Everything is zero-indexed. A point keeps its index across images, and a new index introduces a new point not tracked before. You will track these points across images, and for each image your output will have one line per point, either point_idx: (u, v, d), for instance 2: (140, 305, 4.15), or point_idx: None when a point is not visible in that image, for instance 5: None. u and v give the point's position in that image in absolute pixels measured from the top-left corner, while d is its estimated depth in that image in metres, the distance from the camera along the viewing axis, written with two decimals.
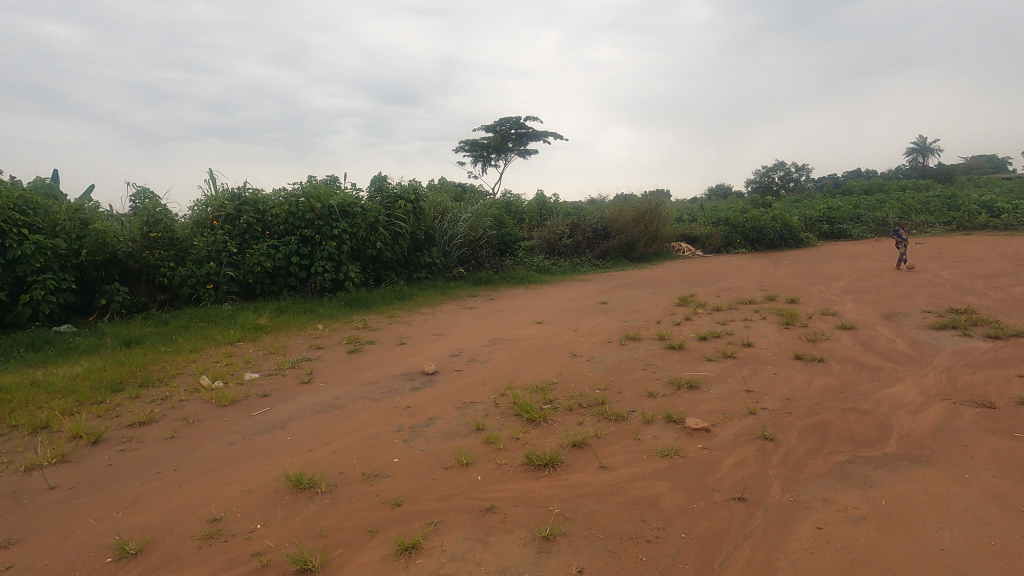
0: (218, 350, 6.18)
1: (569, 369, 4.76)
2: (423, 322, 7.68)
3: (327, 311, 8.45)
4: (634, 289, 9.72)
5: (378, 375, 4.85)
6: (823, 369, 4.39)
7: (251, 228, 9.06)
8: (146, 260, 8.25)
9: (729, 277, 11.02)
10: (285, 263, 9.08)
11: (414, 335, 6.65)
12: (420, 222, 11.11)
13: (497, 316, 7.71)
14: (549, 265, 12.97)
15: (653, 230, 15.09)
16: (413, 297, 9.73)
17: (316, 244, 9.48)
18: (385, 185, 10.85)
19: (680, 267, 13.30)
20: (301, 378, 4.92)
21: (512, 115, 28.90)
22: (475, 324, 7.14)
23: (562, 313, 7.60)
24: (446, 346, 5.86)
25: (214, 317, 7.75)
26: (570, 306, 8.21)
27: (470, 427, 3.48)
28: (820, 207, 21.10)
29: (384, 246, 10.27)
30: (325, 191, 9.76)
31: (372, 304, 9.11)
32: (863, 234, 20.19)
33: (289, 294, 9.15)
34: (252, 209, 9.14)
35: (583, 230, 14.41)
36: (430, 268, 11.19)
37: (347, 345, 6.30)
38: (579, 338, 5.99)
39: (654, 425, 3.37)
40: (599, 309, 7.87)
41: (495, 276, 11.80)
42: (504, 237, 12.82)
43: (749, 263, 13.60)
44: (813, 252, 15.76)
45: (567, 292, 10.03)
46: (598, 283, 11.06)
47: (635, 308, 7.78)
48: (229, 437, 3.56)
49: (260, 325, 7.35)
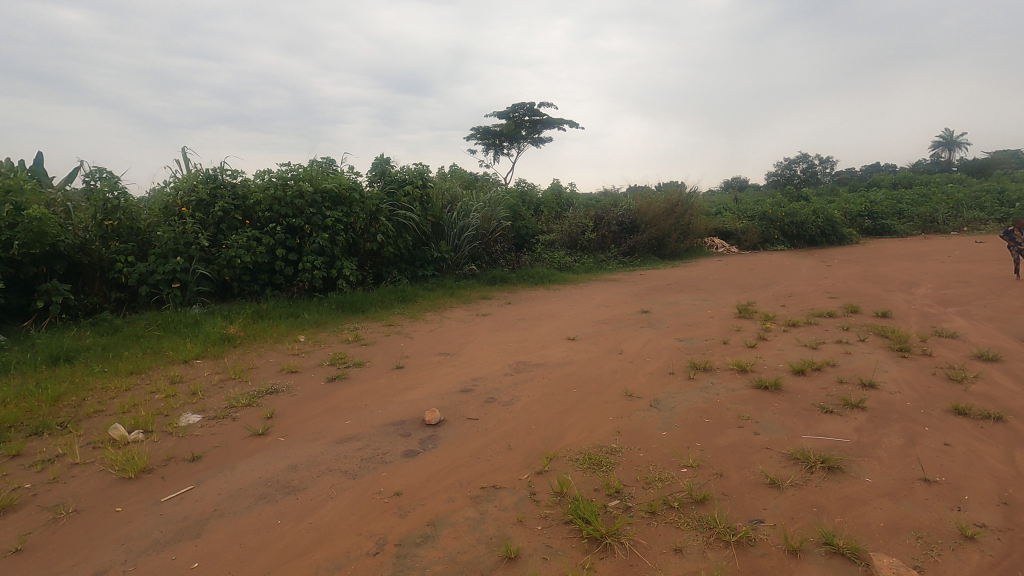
0: (163, 374, 4.83)
1: (631, 423, 3.36)
2: (429, 335, 6.32)
3: (313, 316, 7.11)
4: (676, 294, 8.28)
5: (361, 426, 3.48)
6: (1016, 437, 2.96)
7: (229, 216, 7.73)
8: (99, 254, 6.95)
9: (781, 280, 9.55)
10: (268, 259, 7.74)
11: (415, 355, 5.28)
12: (428, 212, 9.75)
13: (516, 328, 6.33)
14: (571, 262, 11.55)
15: (684, 225, 13.64)
16: (416, 300, 8.36)
17: (306, 237, 8.12)
18: (388, 170, 9.48)
19: (718, 267, 11.82)
20: (255, 425, 3.55)
21: (524, 101, 27.33)
22: (490, 339, 5.78)
23: (598, 326, 6.20)
24: (455, 376, 4.48)
25: (175, 324, 6.41)
26: (604, 316, 6.78)
27: (499, 554, 2.12)
28: (860, 202, 19.47)
29: (385, 239, 8.91)
30: (317, 175, 8.40)
31: (368, 307, 7.76)
32: (909, 230, 18.59)
33: (272, 294, 7.81)
34: (229, 194, 7.78)
35: (608, 223, 12.94)
36: (437, 266, 9.82)
37: (329, 368, 4.94)
38: (630, 366, 4.58)
39: (811, 565, 1.98)
40: (642, 321, 6.44)
41: (511, 274, 10.40)
42: (520, 230, 11.62)
43: (797, 264, 12.11)
44: (861, 252, 14.21)
45: (597, 296, 8.61)
46: (630, 285, 9.64)
47: (688, 321, 6.35)
48: (105, 559, 2.21)
49: (226, 335, 6.02)
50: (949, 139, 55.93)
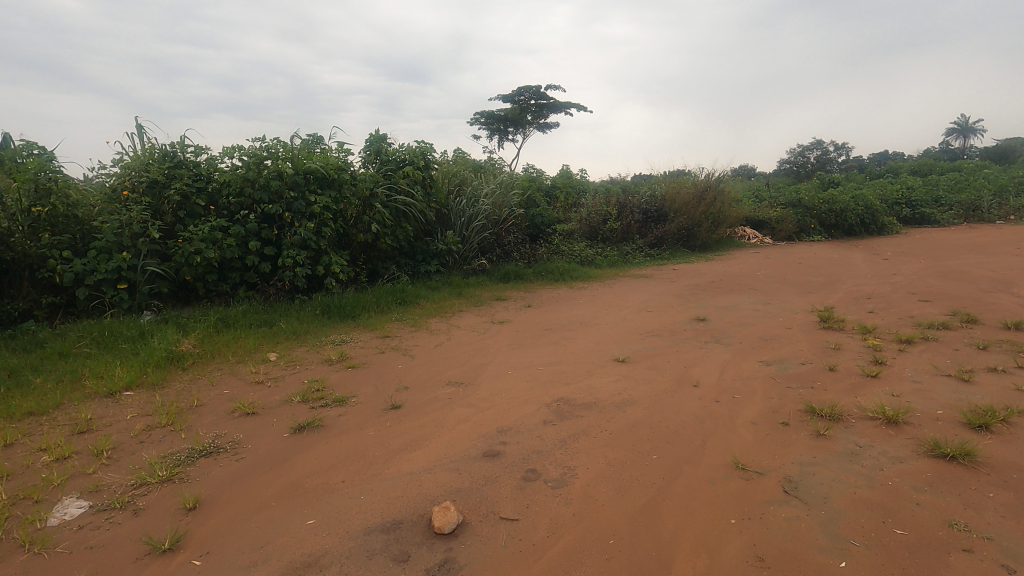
0: (69, 417, 3.53)
1: (775, 537, 2.05)
2: (436, 350, 5.00)
3: (292, 324, 5.78)
4: (726, 295, 6.93)
5: (328, 536, 2.16)
6: None
7: (190, 202, 6.39)
8: (26, 249, 5.64)
9: (843, 277, 8.18)
10: (239, 254, 6.42)
11: (415, 386, 3.94)
12: (431, 198, 8.40)
13: (544, 343, 5.00)
14: (594, 255, 10.20)
15: (715, 213, 12.27)
16: (418, 301, 7.03)
17: (285, 226, 6.78)
18: (384, 148, 8.10)
19: (759, 261, 10.45)
20: (157, 532, 2.22)
21: (532, 84, 25.83)
22: (512, 361, 4.46)
23: (649, 342, 4.87)
24: (474, 427, 3.16)
25: (113, 338, 5.06)
26: (651, 326, 5.43)
27: None
28: (895, 188, 18.05)
29: (382, 229, 7.57)
30: (299, 151, 7.03)
31: (360, 311, 6.41)
32: (952, 218, 17.18)
33: (245, 296, 6.49)
34: (189, 174, 6.43)
35: (632, 211, 11.55)
36: (442, 260, 8.48)
37: (300, 406, 3.61)
38: (719, 410, 3.26)
39: None
40: (703, 334, 5.11)
41: (527, 269, 9.05)
42: (534, 218, 10.20)
43: (848, 257, 10.74)
44: (909, 243, 12.85)
45: (633, 297, 7.28)
46: (667, 283, 8.29)
47: (762, 335, 5.01)
48: None
49: (173, 352, 4.70)
50: (962, 127, 54.24)
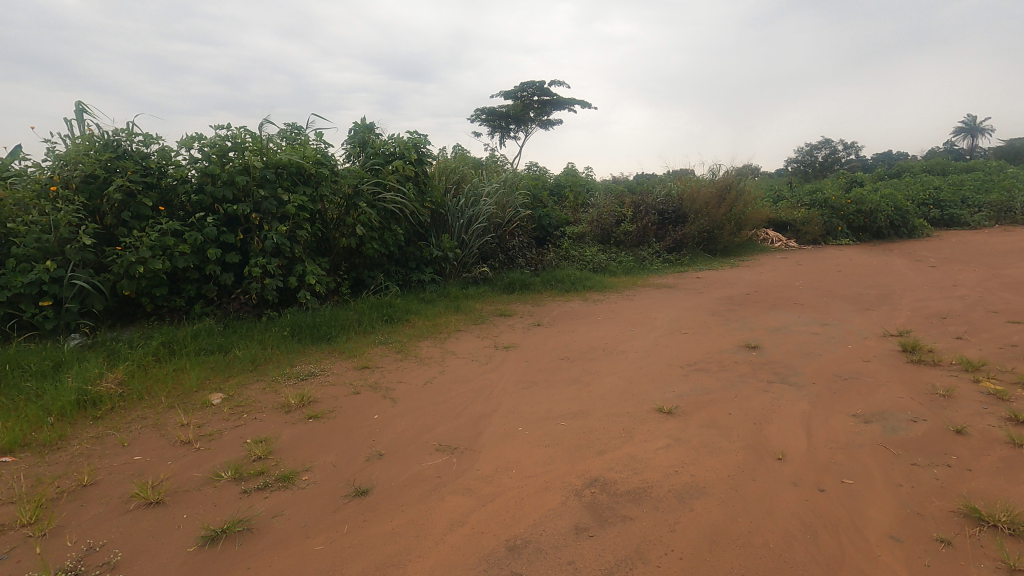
0: None
1: None
2: (427, 388, 3.97)
3: (252, 351, 4.75)
4: (771, 313, 5.88)
5: None
6: None
7: (135, 200, 5.29)
8: None
9: (897, 289, 7.15)
10: (195, 263, 5.36)
11: (394, 452, 2.91)
12: (426, 197, 7.36)
13: (562, 381, 3.97)
14: (607, 261, 9.17)
15: (738, 214, 11.22)
16: (409, 318, 6.00)
17: (252, 230, 5.71)
18: (371, 140, 7.05)
19: (791, 268, 9.41)
20: None
21: (535, 80, 24.77)
22: (524, 412, 3.42)
23: (696, 381, 3.85)
24: (474, 540, 2.14)
25: (20, 372, 4.01)
26: (692, 358, 4.38)
27: None
28: (921, 188, 17.02)
29: (368, 233, 6.52)
30: (271, 141, 5.93)
31: (338, 331, 5.39)
32: (982, 220, 16.11)
33: (202, 313, 5.45)
34: (135, 167, 5.32)
35: (647, 212, 10.51)
36: (437, 267, 7.45)
37: (229, 489, 2.58)
38: (832, 512, 2.24)
39: None
40: (762, 368, 4.08)
41: (534, 277, 8.03)
42: (541, 220, 9.15)
43: (888, 263, 9.69)
44: (948, 247, 11.81)
45: (660, 312, 6.25)
46: (695, 295, 7.27)
47: (837, 372, 3.97)
48: None
49: (87, 394, 3.64)
50: (970, 127, 53.22)
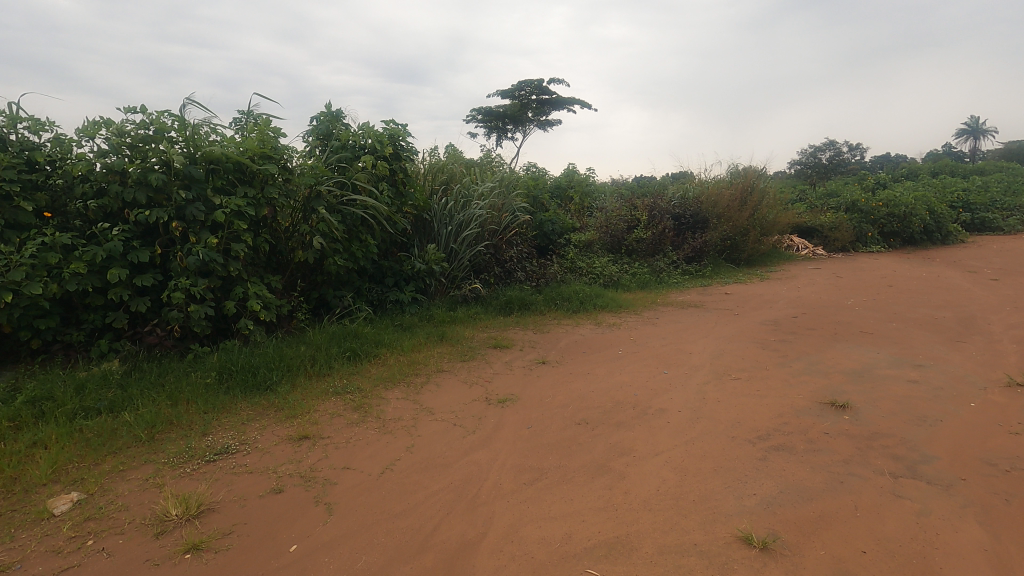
0: None
1: None
2: (383, 479, 2.70)
3: (155, 409, 3.48)
4: (838, 347, 4.61)
5: None
6: None
7: (14, 205, 4.03)
8: None
9: (976, 311, 5.90)
10: (94, 287, 4.09)
11: None
12: (406, 200, 6.09)
13: (583, 470, 2.69)
14: (619, 274, 7.93)
15: (763, 219, 9.98)
16: (379, 353, 4.73)
17: (175, 242, 4.43)
18: (339, 132, 5.79)
19: (831, 281, 8.17)
20: None
21: (534, 78, 23.53)
22: (528, 542, 2.15)
23: (783, 473, 2.58)
24: None
25: None
26: (762, 426, 3.10)
27: None
28: (948, 191, 15.82)
29: (330, 244, 5.24)
30: (204, 129, 4.66)
31: (282, 375, 4.10)
32: (1017, 224, 14.88)
33: (106, 350, 4.18)
34: (15, 161, 4.07)
35: (663, 216, 9.26)
36: (420, 284, 6.18)
37: None
38: None
39: None
40: (872, 447, 2.82)
41: (536, 294, 6.78)
42: (543, 226, 7.90)
43: (941, 275, 8.46)
44: (996, 254, 10.57)
45: (695, 343, 4.98)
46: (731, 318, 6.00)
47: (984, 455, 2.71)
48: None
49: None
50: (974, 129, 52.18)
